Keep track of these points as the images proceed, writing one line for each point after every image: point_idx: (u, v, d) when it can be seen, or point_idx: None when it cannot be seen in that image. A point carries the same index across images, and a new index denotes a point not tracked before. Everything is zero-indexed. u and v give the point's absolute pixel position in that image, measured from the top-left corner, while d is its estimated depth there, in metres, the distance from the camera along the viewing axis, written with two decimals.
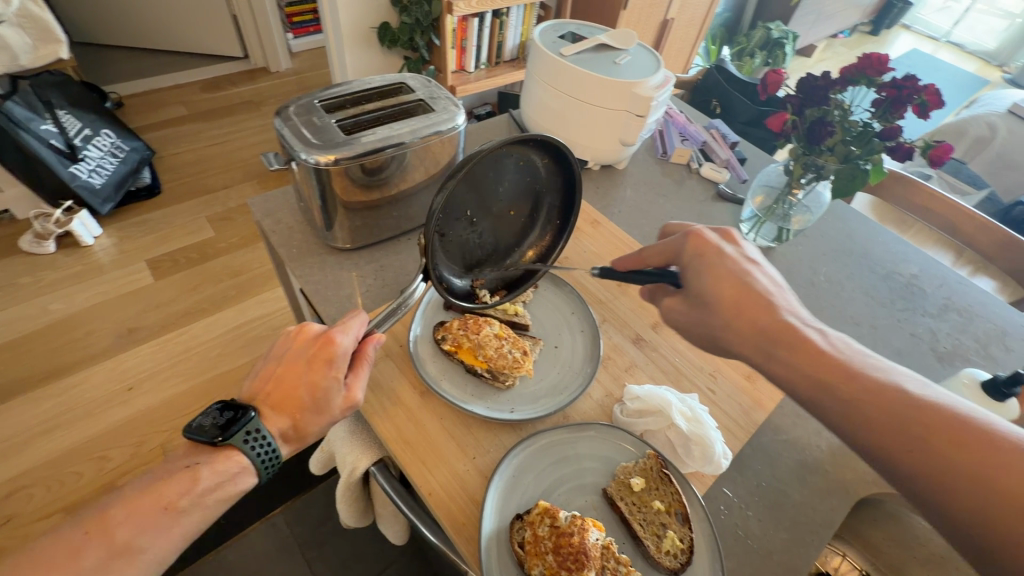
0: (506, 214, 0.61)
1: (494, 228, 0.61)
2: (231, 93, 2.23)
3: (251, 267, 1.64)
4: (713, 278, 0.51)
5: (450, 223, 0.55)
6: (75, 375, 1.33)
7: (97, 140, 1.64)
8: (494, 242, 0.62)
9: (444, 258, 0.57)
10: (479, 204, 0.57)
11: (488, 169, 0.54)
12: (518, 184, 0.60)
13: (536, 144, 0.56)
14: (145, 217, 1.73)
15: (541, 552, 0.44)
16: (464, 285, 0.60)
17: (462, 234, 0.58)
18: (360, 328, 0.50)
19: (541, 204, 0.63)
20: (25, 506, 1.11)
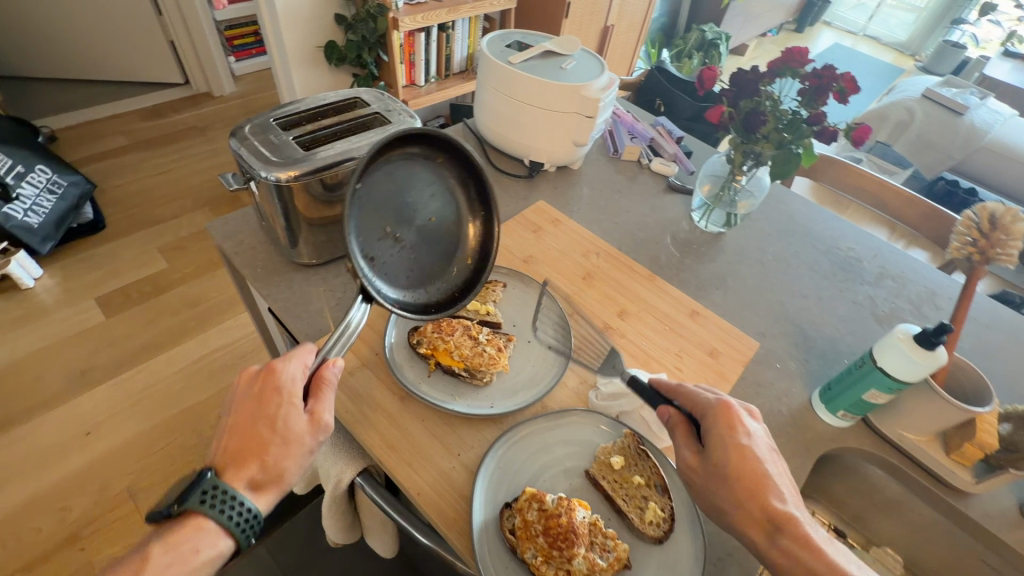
0: (425, 216, 0.58)
1: (430, 245, 0.59)
2: (173, 120, 2.16)
3: (209, 295, 1.60)
4: (740, 458, 0.45)
5: (372, 245, 0.54)
6: (25, 425, 1.26)
7: (30, 177, 1.56)
8: (437, 259, 0.59)
9: (387, 285, 0.55)
10: (401, 219, 0.56)
11: (392, 179, 0.55)
12: (422, 182, 0.57)
13: (414, 138, 0.55)
14: (88, 254, 1.65)
15: (531, 535, 0.46)
16: (416, 302, 0.57)
17: (394, 256, 0.56)
18: (302, 363, 0.49)
19: (457, 193, 0.60)
20: None
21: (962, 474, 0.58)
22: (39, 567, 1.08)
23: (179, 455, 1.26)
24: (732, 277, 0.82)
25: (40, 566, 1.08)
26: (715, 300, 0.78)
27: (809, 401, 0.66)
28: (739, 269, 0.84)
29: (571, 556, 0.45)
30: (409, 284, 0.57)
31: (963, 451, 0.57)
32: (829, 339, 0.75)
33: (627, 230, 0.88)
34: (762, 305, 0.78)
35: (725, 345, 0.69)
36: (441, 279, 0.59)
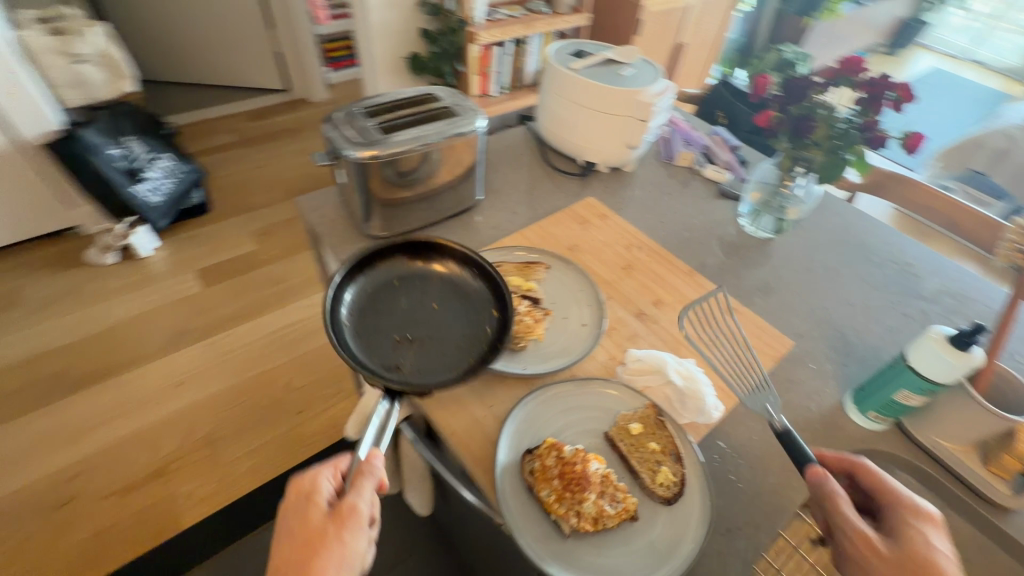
0: (431, 307, 0.66)
1: (447, 325, 0.65)
2: (273, 122, 2.43)
3: (289, 276, 1.78)
4: (936, 556, 0.42)
5: (394, 357, 0.61)
6: (132, 372, 1.48)
7: (159, 163, 1.81)
8: (461, 329, 0.64)
9: (425, 376, 0.59)
10: (405, 321, 0.64)
11: (375, 302, 0.65)
12: (413, 281, 0.68)
13: (384, 253, 0.68)
14: (194, 233, 1.89)
15: (548, 477, 0.51)
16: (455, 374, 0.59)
17: (415, 352, 0.61)
18: (332, 467, 0.52)
19: (451, 275, 0.69)
20: (89, 488, 1.25)
21: (999, 486, 0.56)
22: (132, 492, 1.26)
23: (251, 412, 1.42)
24: (775, 280, 0.83)
25: (134, 492, 1.26)
26: (754, 300, 0.79)
27: (840, 402, 0.67)
28: (783, 274, 0.84)
29: (583, 501, 0.50)
30: (448, 365, 0.61)
31: (1001, 462, 0.56)
32: (872, 347, 0.74)
33: (673, 230, 0.91)
34: (803, 309, 0.79)
35: (758, 340, 0.71)
36: (478, 341, 0.63)
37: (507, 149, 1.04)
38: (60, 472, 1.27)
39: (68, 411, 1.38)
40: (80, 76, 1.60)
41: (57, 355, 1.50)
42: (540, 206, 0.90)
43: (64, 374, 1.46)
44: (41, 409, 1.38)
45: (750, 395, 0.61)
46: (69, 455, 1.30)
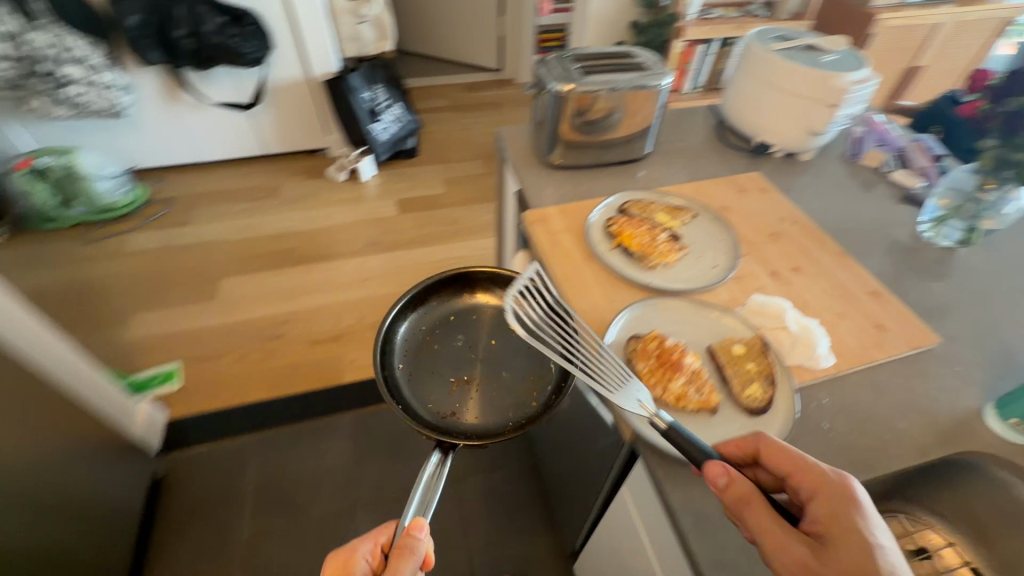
0: (486, 348, 0.78)
1: (501, 364, 0.77)
2: (482, 95, 2.79)
3: (463, 220, 2.07)
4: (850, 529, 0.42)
5: (452, 401, 0.73)
6: (336, 262, 1.89)
7: (391, 109, 2.22)
8: (514, 369, 0.75)
9: (480, 421, 0.71)
10: (459, 361, 0.77)
11: (431, 341, 0.78)
12: (467, 320, 0.80)
13: (434, 297, 0.81)
14: (402, 170, 2.30)
15: (646, 355, 0.60)
16: (509, 420, 0.71)
17: (468, 395, 0.74)
18: (374, 542, 0.63)
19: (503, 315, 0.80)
20: (292, 332, 1.66)
21: None
22: (317, 346, 1.63)
23: None
24: (942, 288, 0.78)
25: (318, 346, 1.63)
26: (909, 297, 0.76)
27: (979, 409, 0.63)
28: (955, 284, 0.78)
29: (672, 380, 0.58)
30: (501, 409, 0.72)
31: None
32: None
33: (838, 218, 0.89)
34: (967, 320, 0.73)
35: (898, 328, 0.69)
36: (533, 385, 0.74)
37: (685, 122, 1.10)
38: (277, 316, 1.70)
39: (291, 277, 1.83)
40: (358, 33, 2.08)
41: (292, 236, 1.98)
42: (701, 172, 0.96)
43: (294, 251, 1.92)
44: (276, 271, 1.85)
45: (617, 392, 0.55)
46: (285, 306, 1.73)
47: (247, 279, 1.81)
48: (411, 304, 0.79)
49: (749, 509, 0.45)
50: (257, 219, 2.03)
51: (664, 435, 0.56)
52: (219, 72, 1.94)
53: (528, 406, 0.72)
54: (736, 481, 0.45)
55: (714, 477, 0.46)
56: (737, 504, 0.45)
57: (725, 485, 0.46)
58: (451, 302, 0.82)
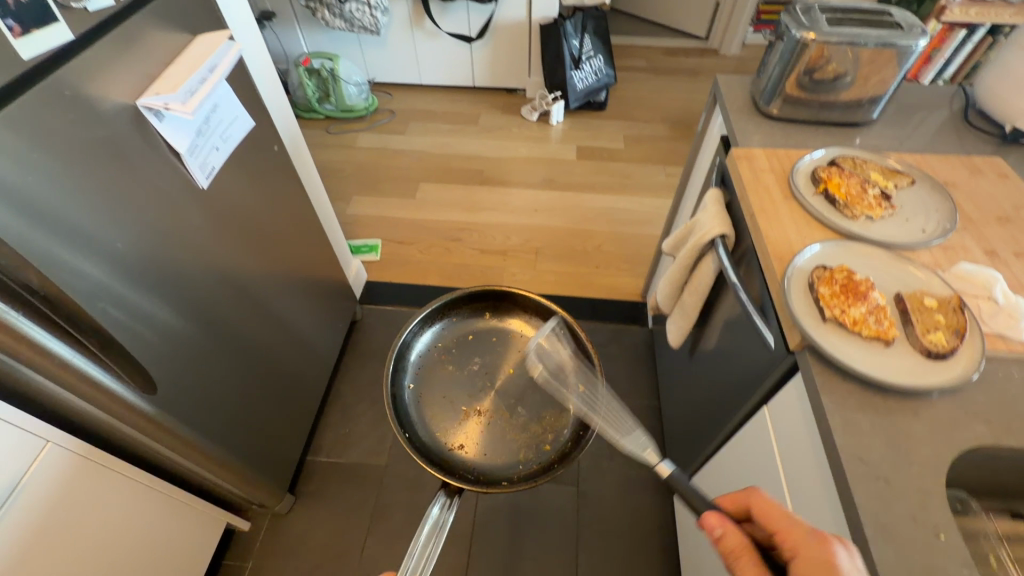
0: (506, 375, 0.74)
1: (518, 397, 0.72)
2: (680, 61, 2.74)
3: (635, 177, 2.13)
4: None
5: (461, 434, 0.69)
6: (513, 189, 2.08)
7: (592, 61, 2.31)
8: (531, 404, 0.71)
9: (489, 457, 0.67)
10: (473, 387, 0.73)
11: (446, 363, 0.75)
12: (491, 345, 0.77)
13: (456, 310, 0.79)
14: (587, 121, 2.40)
15: (831, 281, 0.66)
16: (518, 467, 0.66)
17: (478, 427, 0.70)
18: None
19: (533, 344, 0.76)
20: (467, 238, 1.90)
21: None
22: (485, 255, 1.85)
23: (568, 250, 1.86)
24: None
25: (486, 255, 1.85)
26: None
27: None
28: None
29: (851, 307, 0.64)
30: (510, 448, 0.68)
31: None
32: None
33: None
34: None
35: None
36: (548, 426, 0.69)
37: (923, 98, 1.03)
38: (458, 222, 1.96)
39: (475, 193, 2.07)
40: None
41: (481, 160, 2.22)
42: (930, 150, 0.92)
43: (480, 172, 2.16)
44: (464, 185, 2.10)
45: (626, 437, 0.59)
46: (465, 216, 1.98)
47: (439, 187, 2.10)
48: (431, 314, 0.76)
49: (738, 563, 0.50)
50: (455, 140, 2.30)
51: (832, 347, 0.61)
52: (457, 5, 2.19)
53: (540, 448, 0.67)
54: (730, 534, 0.50)
55: (711, 527, 0.50)
56: (728, 554, 0.50)
57: (719, 535, 0.50)
58: (479, 318, 0.79)
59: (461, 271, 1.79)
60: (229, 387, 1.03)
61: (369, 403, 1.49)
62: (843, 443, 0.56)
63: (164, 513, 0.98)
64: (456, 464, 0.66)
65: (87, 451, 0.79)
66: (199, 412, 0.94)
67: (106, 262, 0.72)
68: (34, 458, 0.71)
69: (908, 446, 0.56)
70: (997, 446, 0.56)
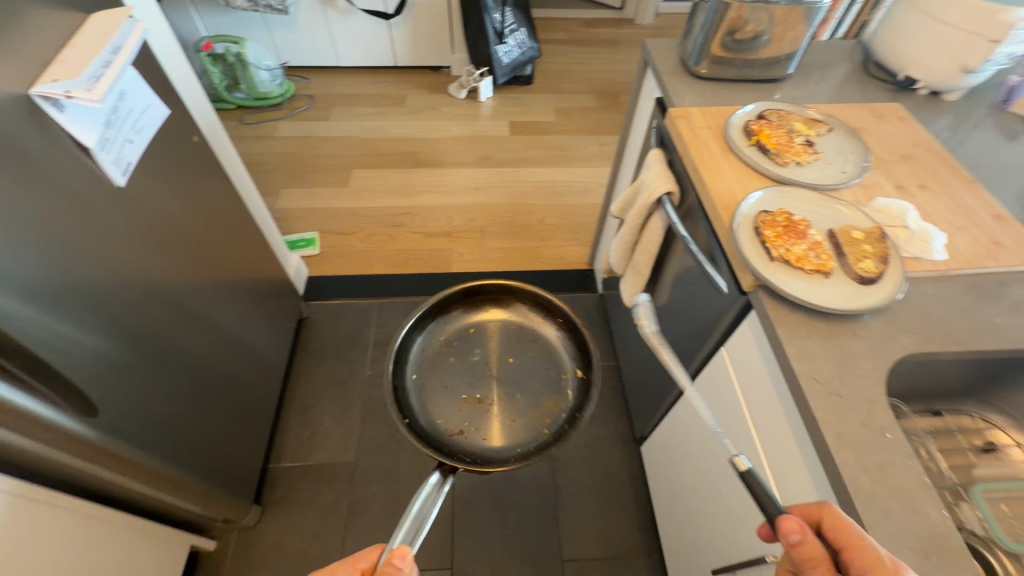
0: (504, 365, 0.77)
1: (517, 385, 0.75)
2: (600, 32, 2.79)
3: (570, 148, 2.16)
4: None
5: (462, 421, 0.71)
6: (451, 169, 2.05)
7: (515, 34, 2.27)
8: (532, 390, 0.75)
9: (490, 441, 0.69)
10: (473, 376, 0.76)
11: (447, 354, 0.77)
12: (491, 337, 0.79)
13: (456, 304, 0.80)
14: (516, 95, 2.40)
15: (773, 224, 0.72)
16: (516, 450, 0.68)
17: (479, 414, 0.72)
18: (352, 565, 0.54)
19: (534, 334, 0.79)
20: (410, 223, 1.85)
21: None
22: (430, 238, 1.82)
23: (513, 225, 1.86)
24: None
25: (431, 238, 1.81)
26: None
27: None
28: None
29: (793, 245, 0.70)
30: (510, 432, 0.71)
31: None
32: None
33: (974, 155, 0.92)
34: None
35: (1015, 245, 0.74)
36: (546, 411, 0.73)
37: (829, 53, 1.13)
38: (397, 207, 1.90)
39: (412, 177, 2.01)
40: None
41: (414, 141, 2.15)
42: (839, 100, 1.00)
43: (415, 154, 2.10)
44: (399, 169, 2.04)
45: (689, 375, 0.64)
46: (405, 201, 1.93)
47: (373, 173, 2.02)
48: (434, 310, 0.78)
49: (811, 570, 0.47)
50: (383, 122, 2.22)
51: (781, 283, 0.67)
52: None
53: (538, 431, 0.70)
54: (809, 543, 0.47)
55: (788, 533, 0.48)
56: (802, 561, 0.48)
57: (797, 542, 0.47)
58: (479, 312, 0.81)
59: (409, 256, 1.75)
60: (177, 403, 0.96)
61: (329, 400, 1.44)
62: (800, 367, 0.62)
63: (120, 546, 0.91)
64: (456, 448, 0.68)
65: (25, 488, 0.72)
66: (147, 431, 0.87)
67: (22, 277, 0.64)
68: None
69: (852, 362, 0.62)
70: (922, 353, 0.64)
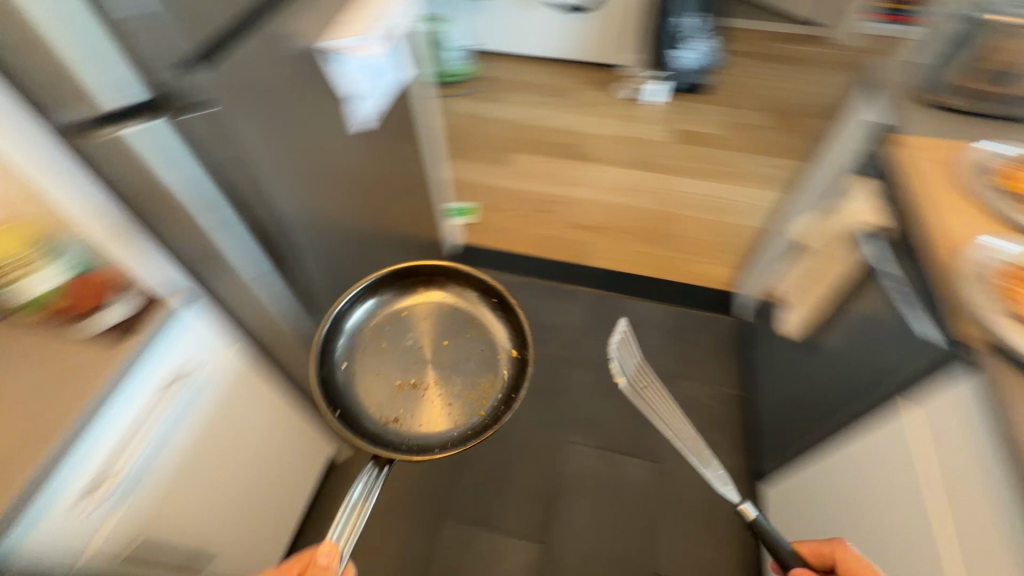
0: (439, 346, 0.86)
1: (452, 367, 0.84)
2: (785, 47, 2.61)
3: (730, 165, 2.07)
4: None
5: (394, 408, 0.80)
6: (604, 166, 2.07)
7: (702, 42, 2.27)
8: (464, 372, 0.84)
9: (424, 426, 0.79)
10: (404, 362, 0.84)
11: (378, 340, 0.86)
12: (424, 323, 0.88)
13: (382, 286, 0.88)
14: (682, 103, 2.33)
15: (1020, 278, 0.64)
16: (449, 433, 0.78)
17: (414, 398, 0.81)
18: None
19: (463, 318, 0.89)
20: (556, 212, 1.91)
21: None
22: (573, 229, 1.86)
23: (657, 232, 1.84)
24: None
25: (574, 229, 1.85)
26: None
27: None
28: None
29: None
30: (442, 414, 0.80)
31: None
32: None
33: None
34: None
35: None
36: (482, 391, 0.82)
37: None
38: (546, 194, 1.97)
39: (564, 168, 2.06)
40: None
41: (572, 134, 2.20)
42: None
43: (571, 146, 2.15)
44: (554, 159, 2.10)
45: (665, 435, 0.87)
46: (555, 190, 1.98)
47: (530, 158, 2.10)
48: (362, 291, 0.86)
49: None
50: (547, 112, 2.29)
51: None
52: None
53: (473, 412, 0.80)
54: None
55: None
56: None
57: None
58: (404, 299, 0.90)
59: (550, 243, 1.81)
60: None
61: None
62: None
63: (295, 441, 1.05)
64: (391, 435, 0.78)
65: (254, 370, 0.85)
66: None
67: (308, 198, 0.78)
68: (219, 357, 0.77)
69: None
70: None
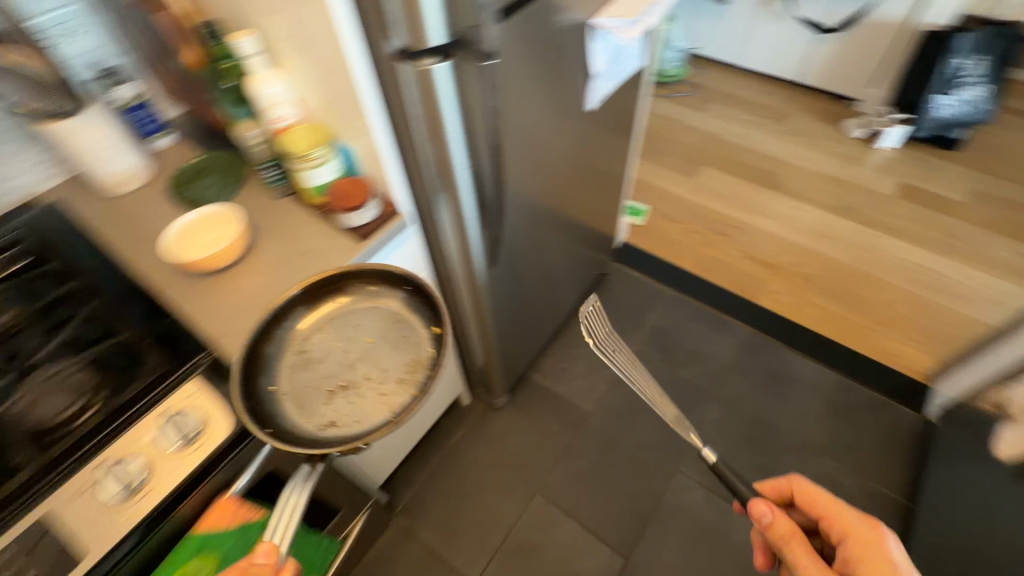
0: (363, 345, 0.65)
1: (380, 361, 0.64)
2: None
3: (967, 241, 1.73)
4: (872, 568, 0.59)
5: (324, 418, 0.60)
6: (804, 205, 1.87)
7: (973, 89, 1.86)
8: (391, 361, 0.64)
9: (361, 422, 0.59)
10: (334, 371, 0.63)
11: (296, 360, 0.64)
12: (339, 322, 0.66)
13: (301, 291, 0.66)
14: (923, 156, 2.00)
15: None
16: (382, 419, 0.59)
17: (350, 400, 0.61)
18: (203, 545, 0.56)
19: (385, 305, 0.68)
20: (735, 238, 1.79)
21: None
22: (749, 260, 1.72)
23: (848, 291, 1.62)
24: None
25: (751, 261, 1.72)
26: None
27: None
28: None
29: None
30: (373, 405, 0.61)
31: None
32: None
33: None
34: None
35: None
36: (409, 373, 0.63)
37: None
38: (730, 218, 1.85)
39: (758, 196, 1.91)
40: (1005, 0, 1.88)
41: (777, 161, 2.02)
42: None
43: (772, 174, 1.98)
44: (749, 183, 1.95)
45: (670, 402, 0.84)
46: (741, 215, 1.85)
47: (722, 177, 1.98)
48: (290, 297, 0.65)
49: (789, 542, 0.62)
50: (755, 133, 2.13)
51: None
52: None
53: (406, 393, 0.61)
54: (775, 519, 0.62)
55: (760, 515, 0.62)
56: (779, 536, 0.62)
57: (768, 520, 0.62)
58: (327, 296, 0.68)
59: (720, 268, 1.70)
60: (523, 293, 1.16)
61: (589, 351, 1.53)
62: None
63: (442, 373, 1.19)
64: (332, 441, 0.57)
65: None
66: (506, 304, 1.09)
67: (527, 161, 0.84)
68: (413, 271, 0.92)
69: None
70: None
